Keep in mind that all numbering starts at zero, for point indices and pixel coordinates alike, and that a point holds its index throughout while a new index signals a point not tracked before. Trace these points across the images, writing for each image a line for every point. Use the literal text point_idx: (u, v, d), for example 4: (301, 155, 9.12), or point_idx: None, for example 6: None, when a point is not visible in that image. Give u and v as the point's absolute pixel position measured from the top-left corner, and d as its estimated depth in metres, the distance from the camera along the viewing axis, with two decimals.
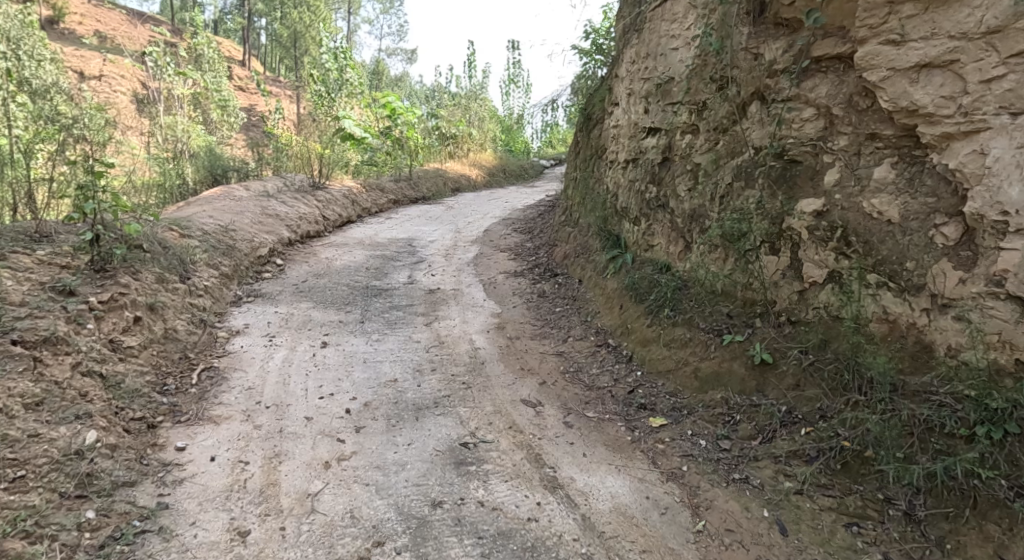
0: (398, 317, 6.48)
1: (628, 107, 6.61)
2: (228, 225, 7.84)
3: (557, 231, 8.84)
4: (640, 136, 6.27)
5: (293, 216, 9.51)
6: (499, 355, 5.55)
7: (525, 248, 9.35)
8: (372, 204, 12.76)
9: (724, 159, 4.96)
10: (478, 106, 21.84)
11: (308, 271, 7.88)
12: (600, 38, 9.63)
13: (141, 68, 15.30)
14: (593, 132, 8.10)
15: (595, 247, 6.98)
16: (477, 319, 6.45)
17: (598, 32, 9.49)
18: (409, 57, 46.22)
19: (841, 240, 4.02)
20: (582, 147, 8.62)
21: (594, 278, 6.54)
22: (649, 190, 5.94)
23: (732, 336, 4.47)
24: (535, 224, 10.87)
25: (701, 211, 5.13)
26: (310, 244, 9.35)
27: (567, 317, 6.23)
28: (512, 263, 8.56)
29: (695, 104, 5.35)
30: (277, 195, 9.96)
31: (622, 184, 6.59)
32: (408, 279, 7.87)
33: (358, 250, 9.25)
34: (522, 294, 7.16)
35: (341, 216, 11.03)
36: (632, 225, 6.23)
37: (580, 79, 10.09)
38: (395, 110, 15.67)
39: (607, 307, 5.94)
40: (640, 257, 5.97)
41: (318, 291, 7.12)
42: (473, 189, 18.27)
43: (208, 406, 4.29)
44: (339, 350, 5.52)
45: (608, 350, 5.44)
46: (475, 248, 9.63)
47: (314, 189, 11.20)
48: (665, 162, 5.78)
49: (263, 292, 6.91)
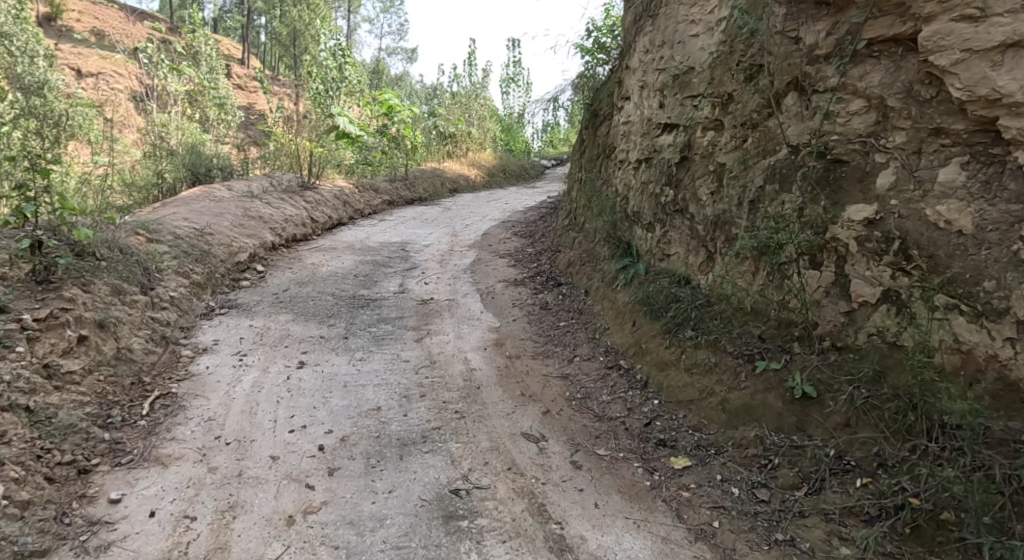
0: (385, 332, 5.88)
1: (640, 102, 6.02)
2: (204, 228, 7.23)
3: (560, 236, 8.26)
4: (655, 133, 5.68)
5: (278, 218, 8.90)
6: (497, 377, 4.95)
7: (525, 254, 8.75)
8: (366, 205, 12.16)
9: (754, 158, 4.37)
10: (478, 104, 21.28)
11: (290, 279, 7.28)
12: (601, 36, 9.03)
13: (133, 64, 14.77)
14: (600, 130, 7.50)
15: (603, 255, 6.38)
16: (472, 334, 5.86)
17: (600, 28, 8.90)
18: (410, 56, 45.62)
19: (898, 253, 3.41)
20: (587, 146, 8.02)
21: (602, 289, 5.94)
22: (665, 193, 5.34)
23: (767, 364, 3.86)
24: (536, 228, 10.29)
25: (727, 217, 4.53)
26: (296, 248, 8.75)
27: (573, 333, 5.63)
28: (512, 270, 7.96)
29: (719, 97, 4.76)
30: (262, 196, 9.34)
31: (634, 186, 5.98)
32: (399, 288, 7.28)
33: (347, 255, 8.66)
34: (522, 305, 6.56)
35: (330, 219, 10.43)
36: (646, 233, 5.63)
37: (585, 74, 9.49)
38: (391, 108, 15.00)
39: (618, 323, 5.34)
40: (655, 267, 5.37)
41: (300, 302, 6.52)
42: (473, 189, 17.70)
43: (157, 442, 3.70)
44: (317, 372, 4.92)
45: (620, 373, 4.84)
46: (472, 253, 9.04)
47: (303, 190, 10.60)
48: (683, 162, 5.18)
49: (239, 302, 6.30)
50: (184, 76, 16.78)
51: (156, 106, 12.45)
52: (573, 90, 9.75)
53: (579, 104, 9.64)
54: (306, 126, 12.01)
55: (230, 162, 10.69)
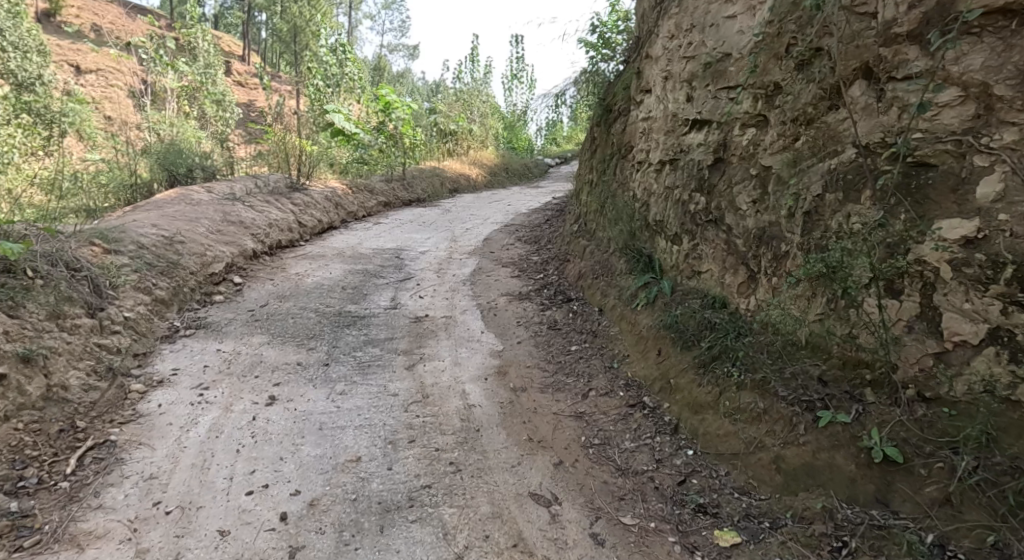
0: (372, 357, 5.16)
1: (663, 96, 5.29)
2: (174, 235, 6.51)
3: (570, 243, 7.56)
4: (682, 131, 4.95)
5: (261, 223, 8.19)
6: (500, 417, 4.24)
7: (530, 263, 8.03)
8: (360, 208, 11.47)
9: (810, 161, 3.64)
10: (479, 100, 20.56)
11: (270, 292, 6.58)
12: (607, 31, 8.31)
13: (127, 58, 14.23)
14: (615, 128, 6.77)
15: (620, 269, 5.66)
16: (471, 360, 5.16)
17: (605, 24, 8.18)
18: (410, 52, 44.84)
19: (1011, 282, 2.70)
20: (600, 145, 7.29)
21: (619, 308, 5.24)
22: (695, 200, 4.61)
23: (833, 415, 3.13)
24: (541, 232, 9.59)
25: (776, 231, 3.81)
26: (280, 256, 8.04)
27: (586, 361, 4.92)
28: (516, 282, 7.24)
29: (763, 87, 4.03)
30: (244, 198, 8.63)
31: (656, 191, 5.26)
32: (391, 302, 6.57)
33: (336, 264, 7.95)
34: (528, 325, 5.85)
35: (320, 222, 9.71)
36: (671, 246, 4.90)
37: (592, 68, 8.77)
38: (388, 104, 13.99)
39: (640, 351, 4.61)
40: (683, 286, 4.65)
41: (278, 320, 5.81)
42: (474, 189, 17.00)
43: (78, 513, 3.06)
44: (288, 409, 4.20)
45: (644, 413, 4.13)
46: (472, 261, 8.33)
47: (292, 191, 9.90)
48: (717, 164, 4.44)
49: (209, 321, 5.59)
50: (178, 72, 16.12)
51: (144, 102, 11.82)
52: (582, 84, 9.02)
53: (588, 100, 8.93)
54: (298, 122, 11.27)
55: (221, 163, 9.97)
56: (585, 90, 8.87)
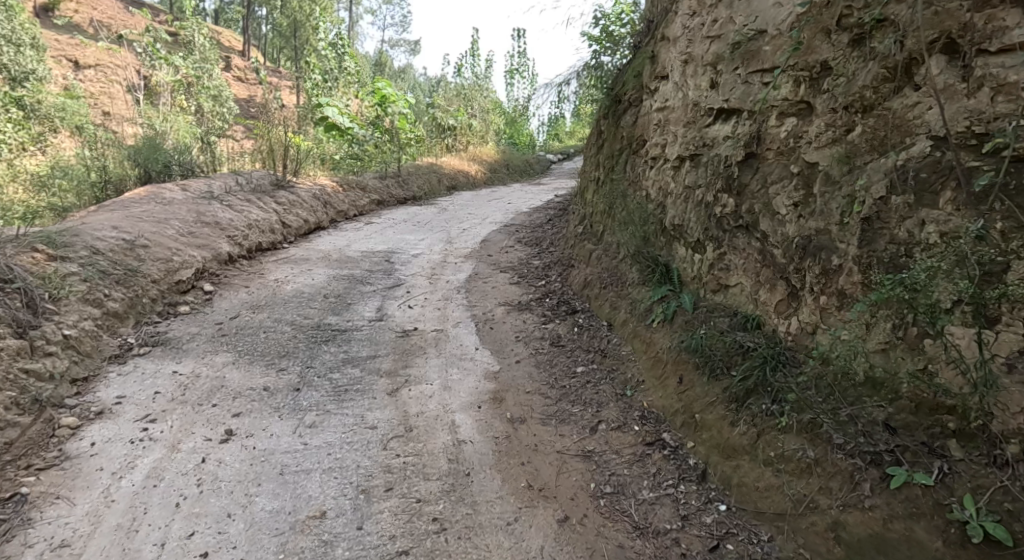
0: (349, 380, 4.55)
1: (682, 82, 4.64)
2: (137, 239, 5.87)
3: (575, 247, 6.94)
4: (706, 122, 4.31)
5: (239, 224, 7.55)
6: (494, 457, 3.62)
7: (531, 268, 7.41)
8: (351, 207, 10.86)
9: (869, 156, 3.00)
10: (480, 95, 19.98)
11: (243, 302, 5.96)
12: (611, 24, 7.71)
13: (119, 51, 13.73)
14: (624, 121, 6.13)
15: (633, 277, 5.03)
16: (463, 385, 4.55)
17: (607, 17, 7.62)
18: (410, 48, 44.17)
19: None
20: (607, 140, 6.66)
21: (632, 325, 4.61)
22: (721, 202, 3.97)
23: (909, 473, 2.53)
24: (543, 234, 8.98)
25: (824, 240, 3.16)
26: (259, 260, 7.43)
27: (594, 386, 4.30)
28: (515, 290, 6.62)
29: (806, 68, 3.38)
30: (222, 196, 8.00)
31: (674, 191, 4.62)
32: (377, 313, 5.95)
33: (320, 269, 7.35)
34: (528, 341, 5.23)
35: (305, 223, 9.09)
36: (693, 254, 4.27)
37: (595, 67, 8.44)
38: (385, 97, 13.67)
39: (657, 376, 3.99)
40: (708, 302, 4.02)
41: (247, 334, 5.19)
42: (473, 187, 16.37)
43: None
44: (245, 446, 3.59)
45: (664, 453, 3.51)
46: (468, 266, 7.71)
47: (276, 189, 9.28)
48: (748, 160, 3.80)
49: (169, 337, 4.97)
50: (170, 65, 15.52)
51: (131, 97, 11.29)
52: (586, 77, 8.39)
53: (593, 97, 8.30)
54: (288, 115, 10.66)
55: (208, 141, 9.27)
56: (590, 81, 8.24)
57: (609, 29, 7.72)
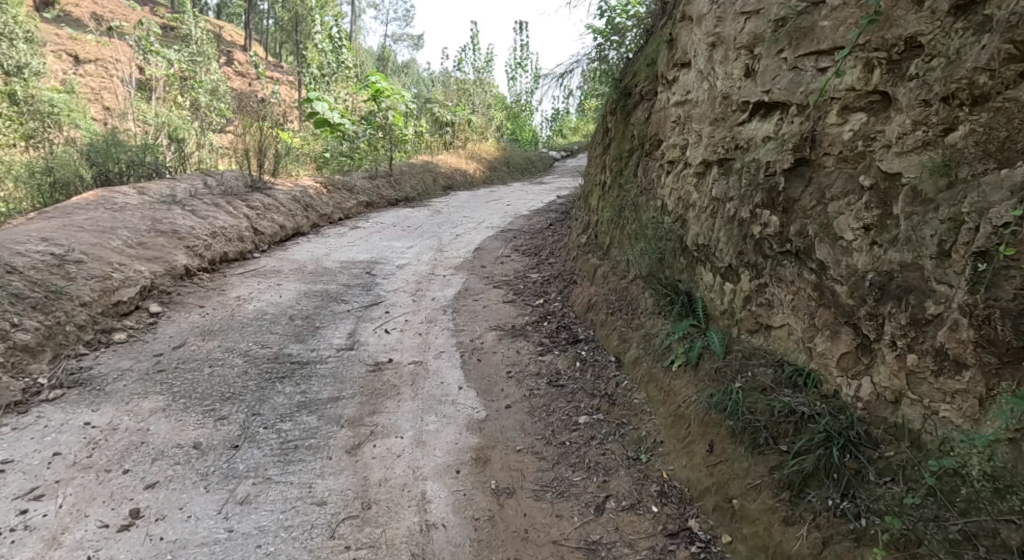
0: (301, 433, 3.76)
1: (707, 71, 3.82)
2: (70, 252, 5.07)
3: (579, 262, 6.15)
4: (739, 120, 3.49)
5: (202, 232, 6.76)
6: (468, 552, 2.85)
7: (528, 283, 6.61)
8: (335, 209, 10.08)
9: (983, 166, 2.19)
10: (480, 91, 19.19)
11: (193, 326, 5.17)
12: (618, 17, 7.01)
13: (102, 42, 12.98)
14: (635, 117, 5.32)
15: (648, 305, 4.22)
16: (440, 438, 3.75)
17: (615, 7, 6.92)
18: (413, 43, 43.34)
19: None
20: (615, 140, 5.85)
21: (646, 366, 3.81)
22: (760, 220, 3.16)
23: None
24: (543, 242, 8.18)
25: (912, 279, 2.35)
26: (222, 273, 6.62)
27: (600, 444, 3.50)
28: (509, 311, 5.82)
29: (883, 46, 2.56)
30: (185, 201, 7.22)
31: (699, 203, 3.81)
32: (348, 339, 5.16)
33: (291, 284, 6.55)
34: (521, 378, 4.44)
35: (281, 228, 8.31)
36: (723, 283, 3.46)
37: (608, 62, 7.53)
38: (380, 91, 12.35)
39: (679, 439, 3.18)
40: (745, 345, 3.21)
41: (188, 370, 4.39)
42: (470, 186, 15.57)
43: None
44: (151, 536, 2.85)
45: (692, 551, 2.70)
46: (458, 279, 6.93)
47: (251, 192, 8.49)
48: (797, 169, 2.98)
49: (93, 375, 4.17)
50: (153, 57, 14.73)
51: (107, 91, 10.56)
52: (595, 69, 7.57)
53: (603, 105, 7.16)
54: (270, 110, 9.88)
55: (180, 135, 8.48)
56: (594, 74, 7.42)
57: (615, 21, 6.98)
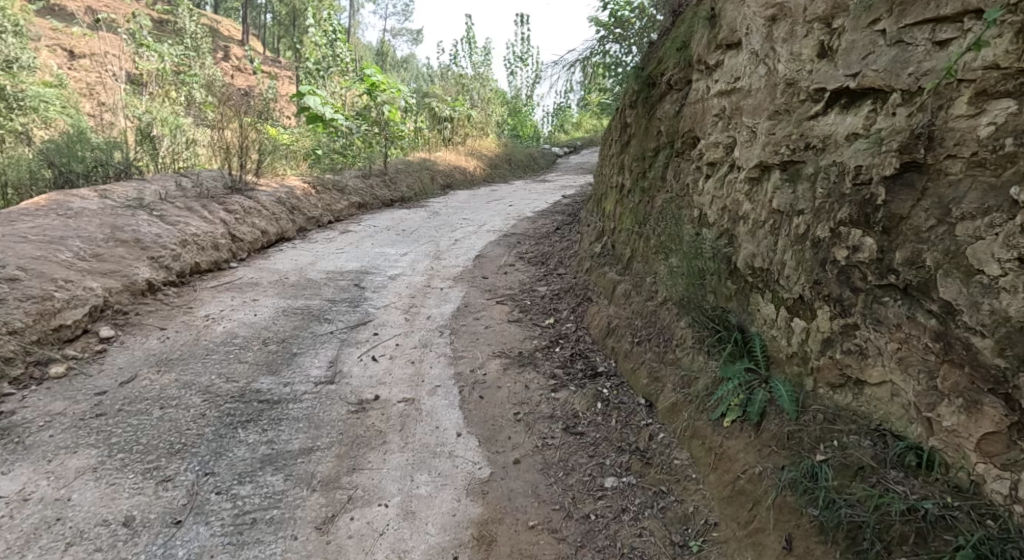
0: (262, 500, 3.05)
1: (763, 52, 3.10)
2: (3, 269, 4.36)
3: (595, 275, 5.46)
4: (811, 112, 2.77)
5: (170, 241, 6.03)
6: None
7: (535, 298, 5.91)
8: (324, 212, 9.35)
9: None
10: (481, 84, 18.46)
11: (149, 355, 4.45)
12: (619, 8, 6.22)
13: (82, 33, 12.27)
14: (662, 111, 4.59)
15: (685, 338, 3.50)
16: (436, 508, 3.05)
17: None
18: (413, 37, 42.56)
19: None
20: (636, 137, 5.14)
21: (688, 417, 3.09)
22: (847, 242, 2.44)
23: None
24: (552, 248, 7.49)
25: None
26: (191, 288, 5.90)
27: (635, 521, 2.80)
28: (515, 332, 5.10)
29: None
30: (153, 205, 6.50)
31: (754, 216, 3.09)
32: (328, 370, 4.44)
33: (269, 299, 5.84)
34: (532, 423, 3.73)
35: (262, 234, 7.59)
36: (790, 319, 2.74)
37: (609, 55, 6.92)
38: (375, 85, 11.82)
39: (741, 524, 2.48)
40: (826, 403, 2.50)
41: (133, 413, 3.67)
42: (470, 184, 14.84)
43: None
44: None
45: None
46: (457, 292, 6.23)
47: (230, 194, 7.78)
48: (904, 176, 2.27)
49: (14, 423, 3.47)
50: None
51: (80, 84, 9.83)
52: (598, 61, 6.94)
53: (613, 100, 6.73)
54: (256, 105, 9.15)
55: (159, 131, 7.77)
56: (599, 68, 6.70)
57: (617, 14, 6.22)
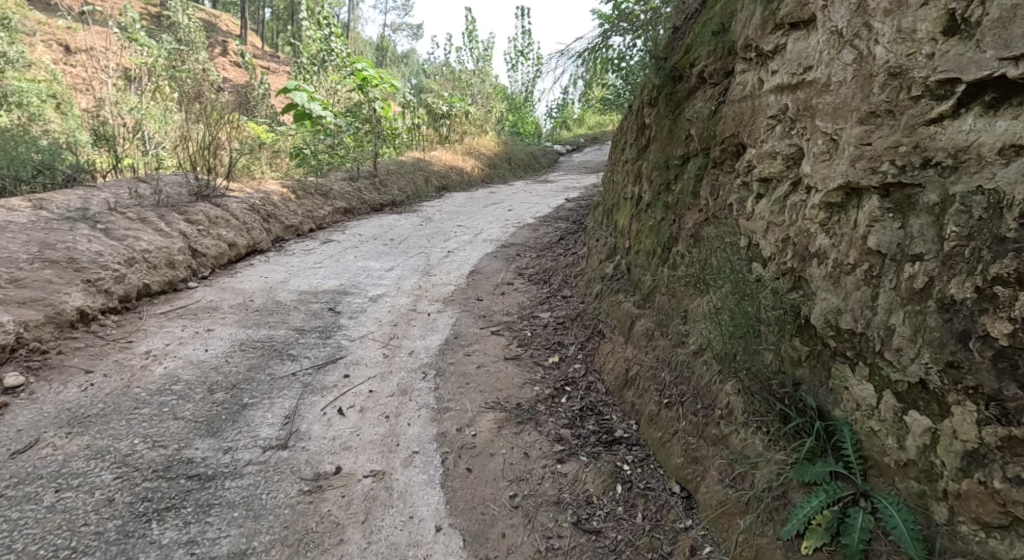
0: None
1: (849, 31, 2.26)
2: None
3: (607, 304, 4.66)
4: (931, 113, 1.96)
5: (113, 259, 5.20)
6: None
7: (537, 326, 5.10)
8: (305, 219, 8.53)
9: None
10: (480, 79, 17.58)
11: (61, 410, 3.63)
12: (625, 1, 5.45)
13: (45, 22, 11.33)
14: (692, 111, 3.78)
15: (734, 409, 2.70)
16: None
17: None
18: (413, 32, 41.73)
19: None
20: (657, 141, 4.32)
21: (746, 529, 2.30)
22: (1010, 310, 1.69)
23: None
24: (555, 263, 6.68)
25: None
26: (134, 316, 5.07)
27: None
28: (513, 374, 4.28)
29: None
30: (99, 216, 5.67)
31: (836, 257, 2.27)
32: (282, 430, 3.62)
33: (226, 330, 5.01)
34: (532, 512, 2.93)
35: (230, 247, 6.76)
36: (903, 412, 1.96)
37: (615, 48, 6.12)
38: (366, 80, 10.91)
39: None
40: (972, 549, 1.76)
41: (18, 500, 2.90)
42: (468, 185, 14.02)
43: None
44: None
45: None
46: (447, 318, 5.42)
47: (195, 201, 6.96)
48: None
49: None
50: None
51: (35, 77, 8.92)
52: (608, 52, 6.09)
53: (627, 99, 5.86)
54: (230, 101, 8.30)
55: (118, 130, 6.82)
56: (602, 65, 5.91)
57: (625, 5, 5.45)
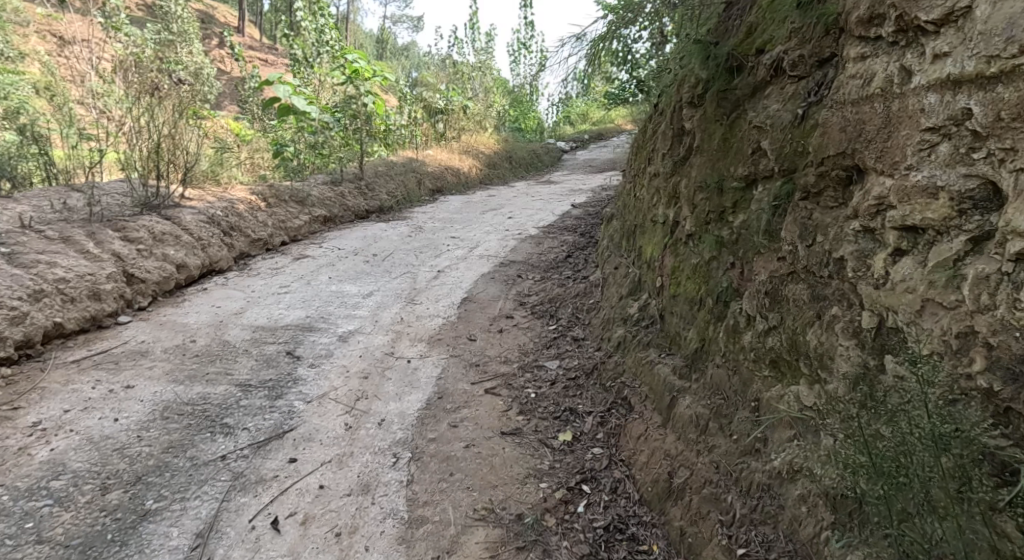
0: None
1: None
2: None
3: (633, 360, 3.63)
4: None
5: (10, 294, 4.15)
6: None
7: (542, 380, 4.07)
8: (275, 230, 7.47)
9: None
10: (482, 72, 16.39)
11: None
12: None
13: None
14: (760, 113, 2.74)
15: None
16: None
17: None
18: (415, 25, 40.61)
19: None
20: (703, 150, 3.27)
21: None
22: None
23: None
24: (562, 289, 5.64)
25: None
26: (31, 369, 4.03)
27: None
28: (512, 458, 3.24)
29: None
30: (6, 236, 4.61)
31: None
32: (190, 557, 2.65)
33: (147, 387, 3.94)
34: None
35: (178, 269, 5.72)
36: None
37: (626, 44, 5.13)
38: (358, 72, 9.54)
39: None
40: None
41: None
42: (465, 188, 12.92)
43: None
44: None
45: None
46: (431, 366, 4.38)
47: (139, 214, 5.90)
48: None
49: None
50: None
51: None
52: (629, 41, 5.02)
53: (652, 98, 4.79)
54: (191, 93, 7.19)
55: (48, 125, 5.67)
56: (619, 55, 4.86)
57: None
